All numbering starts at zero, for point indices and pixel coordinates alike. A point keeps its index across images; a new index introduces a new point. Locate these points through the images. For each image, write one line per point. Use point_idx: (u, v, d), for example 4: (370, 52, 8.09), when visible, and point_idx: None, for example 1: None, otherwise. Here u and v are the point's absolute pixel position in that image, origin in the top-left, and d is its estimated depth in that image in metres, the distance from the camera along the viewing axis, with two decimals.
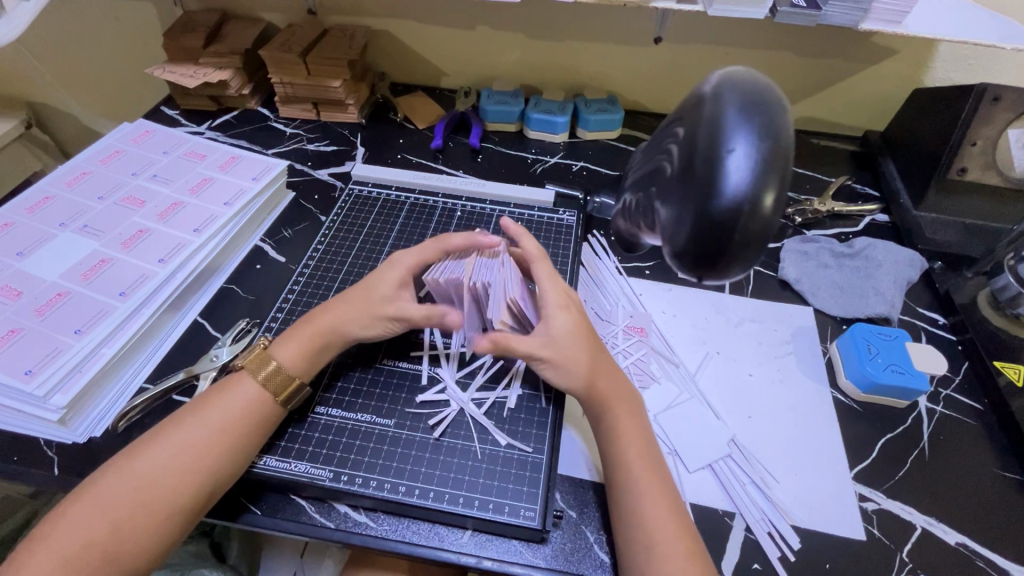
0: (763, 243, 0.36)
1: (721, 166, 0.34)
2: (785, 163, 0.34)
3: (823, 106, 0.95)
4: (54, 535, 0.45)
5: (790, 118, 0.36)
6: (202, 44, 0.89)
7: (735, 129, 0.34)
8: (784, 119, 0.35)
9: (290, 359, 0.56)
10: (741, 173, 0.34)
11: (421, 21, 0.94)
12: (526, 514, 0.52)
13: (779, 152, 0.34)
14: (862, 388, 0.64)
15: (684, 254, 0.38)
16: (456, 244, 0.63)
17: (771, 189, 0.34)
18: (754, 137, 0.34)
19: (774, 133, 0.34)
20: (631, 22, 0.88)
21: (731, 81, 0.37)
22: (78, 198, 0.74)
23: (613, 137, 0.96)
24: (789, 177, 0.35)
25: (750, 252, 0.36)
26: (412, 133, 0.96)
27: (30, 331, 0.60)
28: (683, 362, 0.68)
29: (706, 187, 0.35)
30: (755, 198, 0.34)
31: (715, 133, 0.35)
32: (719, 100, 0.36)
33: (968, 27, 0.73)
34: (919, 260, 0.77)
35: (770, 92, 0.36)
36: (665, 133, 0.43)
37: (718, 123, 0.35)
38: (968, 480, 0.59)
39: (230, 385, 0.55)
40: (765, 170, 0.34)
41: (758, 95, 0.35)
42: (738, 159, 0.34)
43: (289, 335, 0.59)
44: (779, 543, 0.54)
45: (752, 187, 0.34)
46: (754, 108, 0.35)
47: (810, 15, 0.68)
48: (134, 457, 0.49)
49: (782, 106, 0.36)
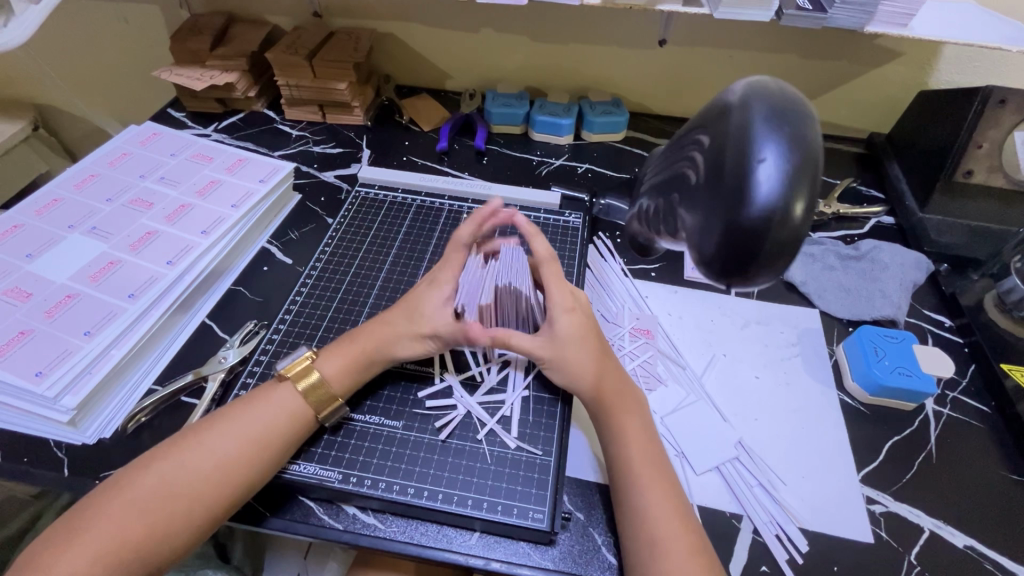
0: (792, 251, 0.36)
1: (751, 175, 0.34)
2: (814, 173, 0.35)
3: (828, 108, 0.96)
4: (71, 534, 0.45)
5: (816, 129, 0.37)
6: (209, 46, 0.89)
7: (763, 139, 0.35)
8: (811, 130, 0.36)
9: (335, 375, 0.57)
10: (771, 183, 0.34)
11: (426, 24, 0.95)
12: (535, 516, 0.52)
13: (808, 162, 0.34)
14: (869, 391, 0.64)
15: (711, 261, 0.38)
16: (467, 235, 0.61)
17: (801, 199, 0.34)
18: (784, 148, 0.34)
19: (802, 143, 0.35)
20: (636, 24, 0.89)
21: (756, 90, 0.37)
22: (86, 200, 0.75)
23: (618, 139, 0.97)
24: (817, 185, 0.35)
25: (779, 261, 0.37)
26: (417, 135, 0.97)
27: (39, 332, 0.60)
28: (690, 364, 0.68)
29: (735, 196, 0.35)
30: (786, 207, 0.34)
31: (744, 143, 0.35)
32: (746, 109, 0.36)
33: (973, 29, 0.73)
34: (925, 262, 0.77)
35: (797, 102, 0.37)
36: (686, 139, 0.43)
37: (747, 132, 0.35)
38: (975, 482, 0.59)
39: (260, 392, 0.55)
40: (794, 180, 0.34)
41: (785, 105, 0.36)
42: (769, 170, 0.34)
43: (335, 350, 0.59)
44: (787, 545, 0.54)
45: (782, 196, 0.34)
46: (782, 118, 0.35)
47: (815, 18, 0.69)
48: (155, 458, 0.50)
49: (809, 116, 0.36)
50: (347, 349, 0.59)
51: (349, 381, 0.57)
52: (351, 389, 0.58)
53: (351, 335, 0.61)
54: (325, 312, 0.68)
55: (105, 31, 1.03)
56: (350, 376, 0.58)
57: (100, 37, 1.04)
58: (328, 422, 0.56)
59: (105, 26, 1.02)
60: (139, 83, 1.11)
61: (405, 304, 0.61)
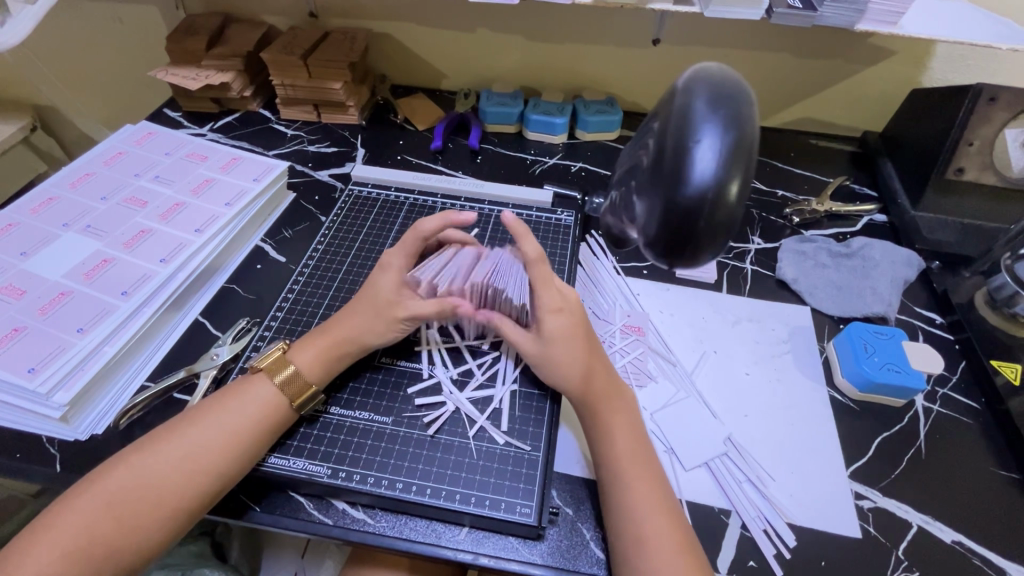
0: (728, 229, 0.37)
1: (689, 156, 0.35)
2: (748, 155, 0.36)
3: (822, 107, 0.96)
4: (60, 527, 0.46)
5: (757, 112, 0.37)
6: (204, 46, 0.90)
7: (702, 120, 0.35)
8: (749, 112, 0.36)
9: (309, 365, 0.57)
10: (706, 163, 0.35)
11: (421, 24, 0.95)
12: (523, 511, 0.53)
13: (744, 143, 0.35)
14: (859, 387, 0.64)
15: (656, 241, 0.39)
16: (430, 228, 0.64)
17: (736, 179, 0.35)
18: (720, 129, 0.35)
19: (739, 124, 0.35)
20: (630, 24, 0.89)
21: (699, 74, 0.37)
22: (80, 199, 0.75)
23: (612, 137, 0.97)
24: (753, 166, 0.36)
25: (717, 240, 0.38)
26: (412, 134, 0.97)
27: (32, 329, 0.60)
28: (680, 362, 0.68)
29: (674, 176, 0.36)
30: (720, 186, 0.35)
31: (684, 125, 0.36)
32: (688, 92, 0.36)
33: (964, 27, 0.73)
34: (917, 260, 0.77)
35: (739, 87, 0.37)
36: (644, 128, 0.43)
37: (687, 114, 0.36)
38: (964, 479, 0.59)
39: (245, 386, 0.56)
40: (729, 161, 0.35)
41: (725, 88, 0.36)
42: (705, 150, 0.35)
43: (307, 342, 0.59)
44: (775, 540, 0.54)
45: (717, 176, 0.35)
46: (721, 101, 0.35)
47: (806, 16, 0.69)
48: (139, 451, 0.50)
49: (749, 100, 0.37)
50: (321, 340, 0.59)
51: (323, 371, 0.58)
52: (326, 378, 0.58)
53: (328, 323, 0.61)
54: (316, 311, 0.69)
55: (103, 32, 1.04)
56: (323, 365, 0.58)
57: (97, 37, 1.05)
58: (303, 411, 0.57)
59: (101, 26, 1.03)
60: (137, 83, 1.12)
61: (370, 299, 0.61)
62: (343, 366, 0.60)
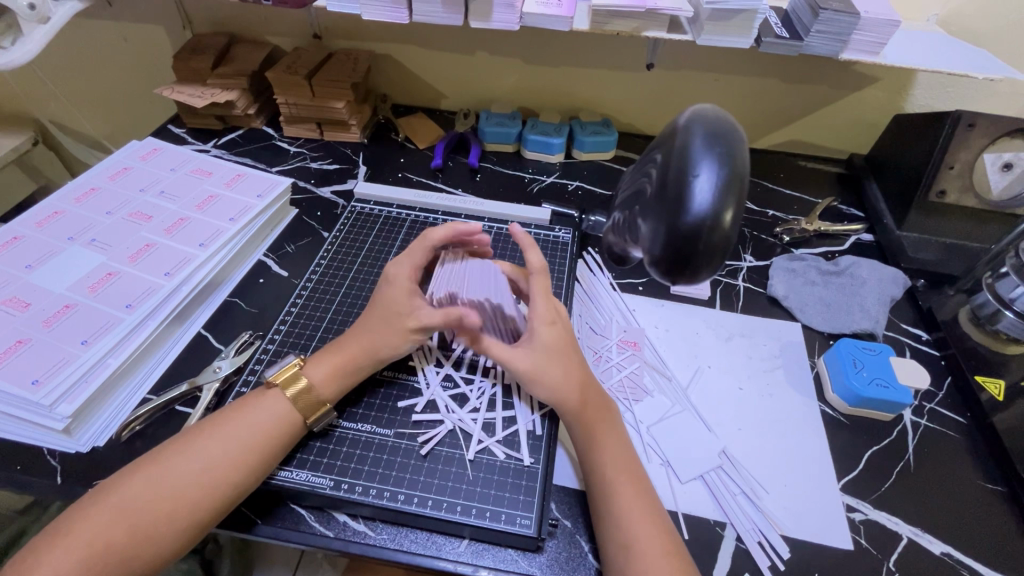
0: (726, 252, 0.39)
1: (688, 187, 0.37)
2: (742, 187, 0.38)
3: (809, 130, 0.99)
4: (66, 538, 0.46)
5: (750, 146, 0.39)
6: (210, 65, 0.92)
7: (700, 156, 0.37)
8: (742, 150, 0.38)
9: (323, 381, 0.58)
10: (705, 193, 0.37)
11: (422, 46, 0.98)
12: (522, 522, 0.53)
13: (738, 176, 0.37)
14: (850, 401, 0.66)
15: (658, 260, 0.41)
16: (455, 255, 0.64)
17: (731, 207, 0.37)
18: (716, 164, 0.37)
19: (733, 160, 0.37)
20: (624, 50, 0.92)
21: (698, 114, 0.40)
22: (87, 214, 0.76)
23: (607, 158, 1.00)
24: (748, 196, 0.38)
25: (716, 260, 0.39)
26: (412, 152, 0.99)
27: (37, 341, 0.61)
28: (676, 376, 0.70)
29: (675, 205, 0.38)
30: (716, 214, 0.37)
31: (684, 159, 0.38)
32: (687, 131, 0.39)
33: (943, 57, 0.76)
34: (903, 278, 0.80)
35: (733, 126, 0.39)
36: (647, 158, 0.45)
37: (687, 150, 0.38)
38: (951, 492, 0.61)
39: (253, 400, 0.56)
40: (725, 191, 0.37)
41: (722, 127, 0.39)
42: (703, 183, 0.37)
43: (320, 356, 0.60)
44: (769, 552, 0.55)
45: (713, 206, 0.37)
46: (717, 139, 0.38)
47: (793, 46, 0.73)
48: (144, 465, 0.51)
49: (743, 137, 0.39)
50: (329, 354, 0.60)
51: (336, 386, 0.59)
52: (340, 395, 0.59)
53: (342, 340, 0.62)
54: (319, 324, 0.70)
55: (108, 51, 1.06)
56: (337, 383, 0.59)
57: (99, 54, 1.06)
58: (316, 427, 0.58)
59: (104, 42, 1.04)
60: (140, 99, 1.14)
61: (377, 313, 0.62)
62: (358, 381, 0.61)
